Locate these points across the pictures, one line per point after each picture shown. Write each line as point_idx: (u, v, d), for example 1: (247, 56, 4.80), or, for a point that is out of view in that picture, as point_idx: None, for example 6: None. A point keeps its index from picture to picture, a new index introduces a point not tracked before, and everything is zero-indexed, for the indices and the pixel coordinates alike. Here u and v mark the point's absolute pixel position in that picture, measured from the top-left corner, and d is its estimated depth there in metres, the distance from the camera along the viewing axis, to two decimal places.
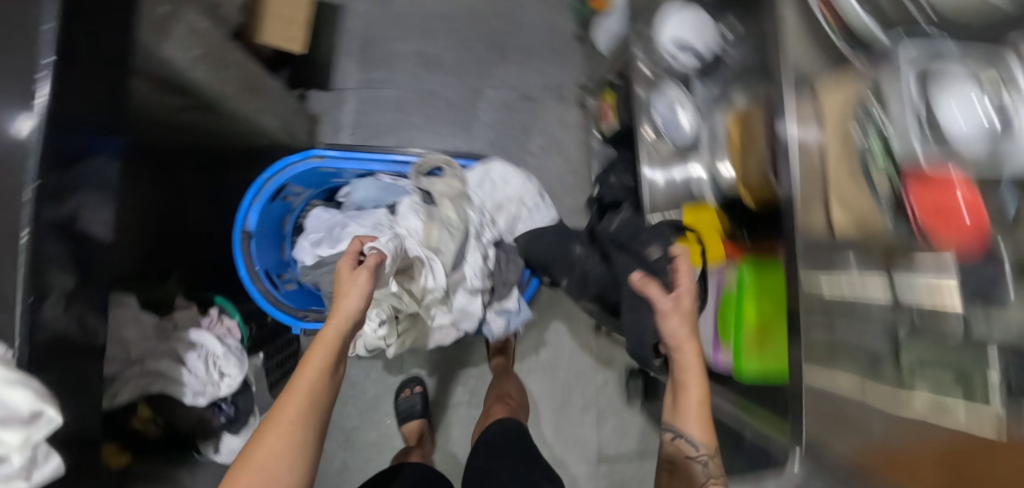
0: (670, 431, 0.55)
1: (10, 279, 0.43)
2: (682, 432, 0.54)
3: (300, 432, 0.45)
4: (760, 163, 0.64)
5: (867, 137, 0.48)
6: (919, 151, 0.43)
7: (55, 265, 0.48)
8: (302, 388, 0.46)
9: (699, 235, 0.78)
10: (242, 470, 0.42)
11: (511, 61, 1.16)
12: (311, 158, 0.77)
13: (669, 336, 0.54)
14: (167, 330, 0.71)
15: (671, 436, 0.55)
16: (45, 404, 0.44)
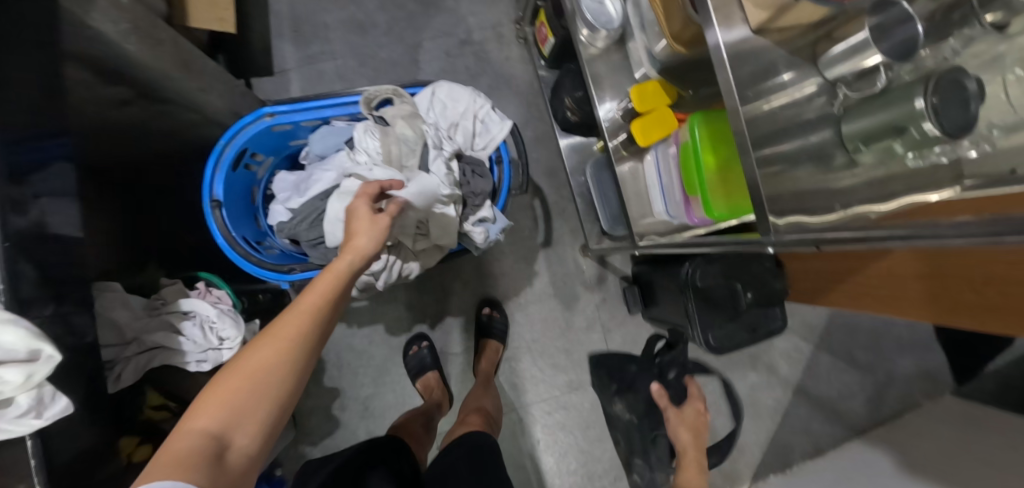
0: None
1: None
2: None
3: (304, 345, 0.45)
4: (676, 11, 0.65)
5: None
6: None
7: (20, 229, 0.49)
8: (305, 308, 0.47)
9: (652, 109, 0.81)
10: (231, 376, 0.40)
11: (443, 10, 1.17)
12: (262, 116, 0.77)
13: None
14: (157, 307, 0.72)
15: None
16: (42, 343, 0.45)
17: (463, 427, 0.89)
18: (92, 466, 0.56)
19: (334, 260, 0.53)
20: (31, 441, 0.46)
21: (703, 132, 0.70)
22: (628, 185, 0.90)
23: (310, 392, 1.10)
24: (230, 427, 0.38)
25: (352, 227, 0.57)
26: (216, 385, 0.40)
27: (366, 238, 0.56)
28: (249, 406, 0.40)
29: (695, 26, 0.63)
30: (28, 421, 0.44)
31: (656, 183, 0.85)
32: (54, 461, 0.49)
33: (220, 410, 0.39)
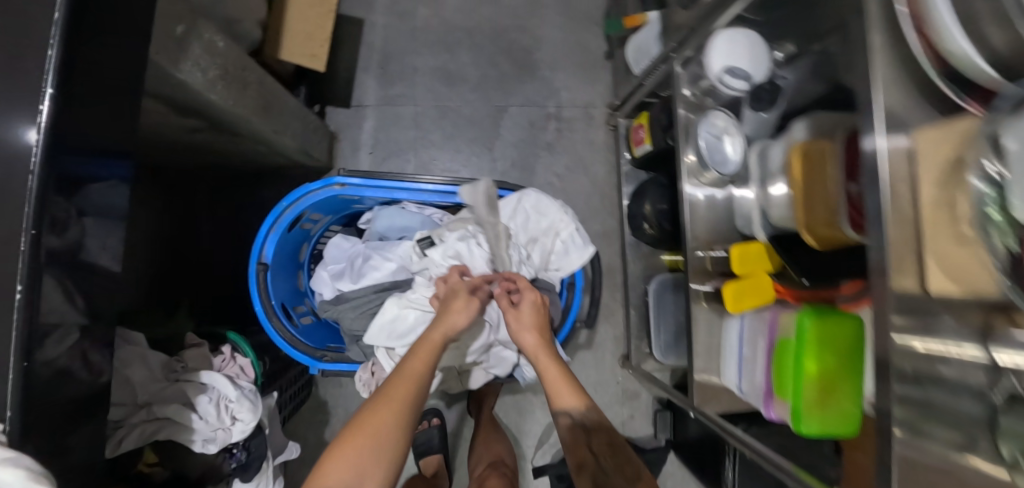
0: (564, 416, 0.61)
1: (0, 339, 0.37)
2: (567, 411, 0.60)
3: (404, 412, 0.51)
4: (825, 207, 0.56)
5: (982, 185, 0.40)
6: None
7: (53, 338, 0.40)
8: (407, 378, 0.54)
9: (749, 274, 0.73)
10: (355, 436, 0.48)
11: (537, 78, 1.11)
12: (332, 185, 0.71)
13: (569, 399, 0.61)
14: (176, 369, 0.67)
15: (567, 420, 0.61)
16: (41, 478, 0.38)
17: None
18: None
19: (428, 332, 0.60)
20: None
21: (810, 329, 0.61)
22: (700, 336, 0.80)
23: (308, 443, 1.04)
24: (356, 482, 0.45)
25: (446, 303, 0.63)
26: (343, 442, 0.48)
27: (460, 315, 0.61)
28: (371, 463, 0.47)
29: (840, 232, 0.55)
30: None
31: (733, 351, 0.76)
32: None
33: (349, 467, 0.46)
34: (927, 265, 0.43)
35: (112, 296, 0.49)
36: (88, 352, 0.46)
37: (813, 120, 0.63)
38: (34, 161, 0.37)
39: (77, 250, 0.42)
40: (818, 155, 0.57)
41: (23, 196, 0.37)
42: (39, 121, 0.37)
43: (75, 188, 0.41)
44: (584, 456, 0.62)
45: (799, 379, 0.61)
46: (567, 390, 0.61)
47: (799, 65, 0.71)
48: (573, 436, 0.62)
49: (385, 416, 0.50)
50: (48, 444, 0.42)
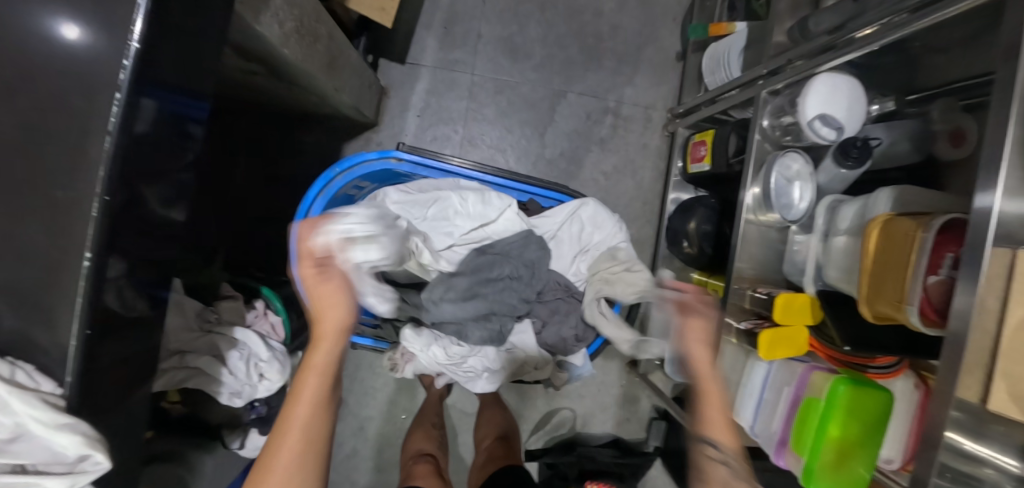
0: (708, 445, 0.52)
1: (68, 305, 0.36)
2: (714, 443, 0.52)
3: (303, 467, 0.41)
4: (892, 287, 0.55)
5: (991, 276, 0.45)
6: None
7: (118, 302, 0.39)
8: (315, 375, 0.43)
9: (790, 325, 0.72)
10: None
11: (603, 68, 1.05)
12: (389, 159, 0.69)
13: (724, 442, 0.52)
14: (209, 320, 0.67)
15: (710, 451, 0.52)
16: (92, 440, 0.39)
17: (492, 463, 0.89)
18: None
19: (307, 352, 0.44)
20: None
21: (844, 395, 0.61)
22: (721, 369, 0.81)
23: None
24: None
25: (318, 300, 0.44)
26: None
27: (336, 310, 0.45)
28: None
29: (904, 316, 0.54)
30: None
31: (754, 392, 0.77)
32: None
33: None
34: (994, 384, 0.43)
35: (171, 257, 0.48)
36: (153, 312, 0.45)
37: (899, 193, 0.60)
38: (112, 125, 0.34)
39: (151, 218, 0.40)
40: (902, 233, 0.55)
41: (97, 159, 0.34)
42: (119, 81, 0.34)
43: (150, 150, 0.38)
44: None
45: (819, 440, 0.63)
46: (723, 426, 0.53)
47: (897, 127, 0.69)
48: (712, 472, 0.50)
49: (297, 440, 0.41)
50: (105, 404, 0.42)
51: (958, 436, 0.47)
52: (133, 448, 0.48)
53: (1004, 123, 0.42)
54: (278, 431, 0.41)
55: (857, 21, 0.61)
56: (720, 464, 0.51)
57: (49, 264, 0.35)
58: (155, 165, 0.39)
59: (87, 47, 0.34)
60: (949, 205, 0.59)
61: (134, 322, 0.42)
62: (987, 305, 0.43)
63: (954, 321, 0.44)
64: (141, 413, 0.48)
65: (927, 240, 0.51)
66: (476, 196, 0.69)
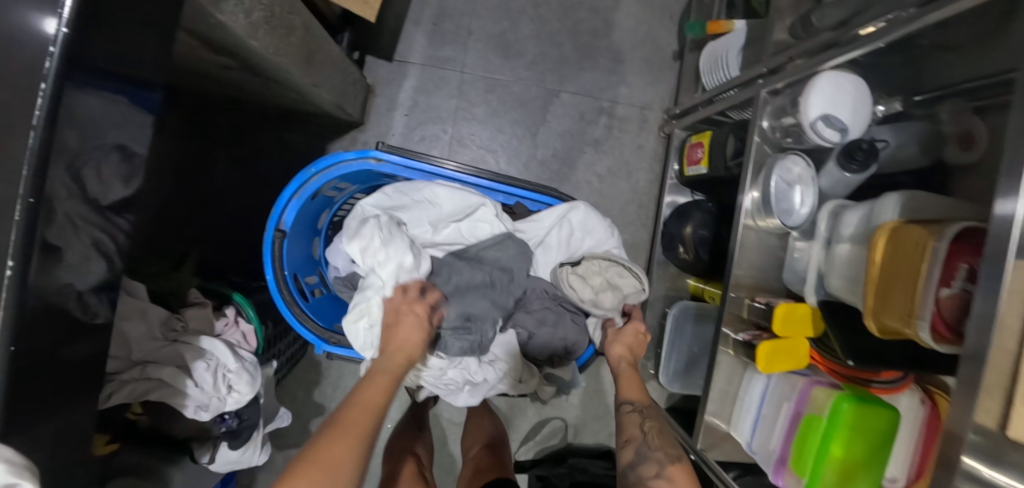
0: (629, 405, 0.56)
1: None
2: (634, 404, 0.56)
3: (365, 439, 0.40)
4: (899, 300, 0.52)
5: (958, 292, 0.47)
6: None
7: (52, 314, 0.36)
8: (386, 377, 0.48)
9: (789, 337, 0.69)
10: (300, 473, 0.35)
11: (598, 67, 1.01)
12: (367, 160, 0.65)
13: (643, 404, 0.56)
14: (175, 328, 0.63)
15: (629, 408, 0.56)
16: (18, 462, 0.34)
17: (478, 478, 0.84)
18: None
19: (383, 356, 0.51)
20: None
21: (847, 412, 0.58)
22: (718, 382, 0.78)
23: (296, 401, 1.02)
24: None
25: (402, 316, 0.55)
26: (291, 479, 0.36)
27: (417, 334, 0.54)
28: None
29: (912, 332, 0.51)
30: None
31: (751, 406, 0.73)
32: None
33: None
34: (1014, 408, 0.39)
35: (120, 263, 0.44)
36: (100, 322, 0.42)
37: (907, 198, 0.56)
38: (37, 117, 0.29)
39: (87, 220, 0.37)
40: (911, 242, 0.51)
41: (15, 158, 0.29)
42: (45, 67, 0.29)
43: (79, 144, 0.33)
44: (634, 433, 0.53)
45: (821, 460, 0.59)
46: (632, 385, 0.59)
47: (905, 129, 0.66)
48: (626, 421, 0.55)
49: (364, 421, 0.42)
50: (41, 425, 0.38)
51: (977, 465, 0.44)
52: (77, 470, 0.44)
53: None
54: (344, 410, 0.43)
55: (867, 15, 0.58)
56: (634, 412, 0.55)
57: None
58: (88, 163, 0.35)
59: (31, 37, 0.28)
60: (962, 212, 0.55)
61: (74, 332, 0.39)
62: (1006, 322, 0.40)
63: (973, 343, 0.40)
64: (85, 432, 0.44)
65: (939, 249, 0.48)
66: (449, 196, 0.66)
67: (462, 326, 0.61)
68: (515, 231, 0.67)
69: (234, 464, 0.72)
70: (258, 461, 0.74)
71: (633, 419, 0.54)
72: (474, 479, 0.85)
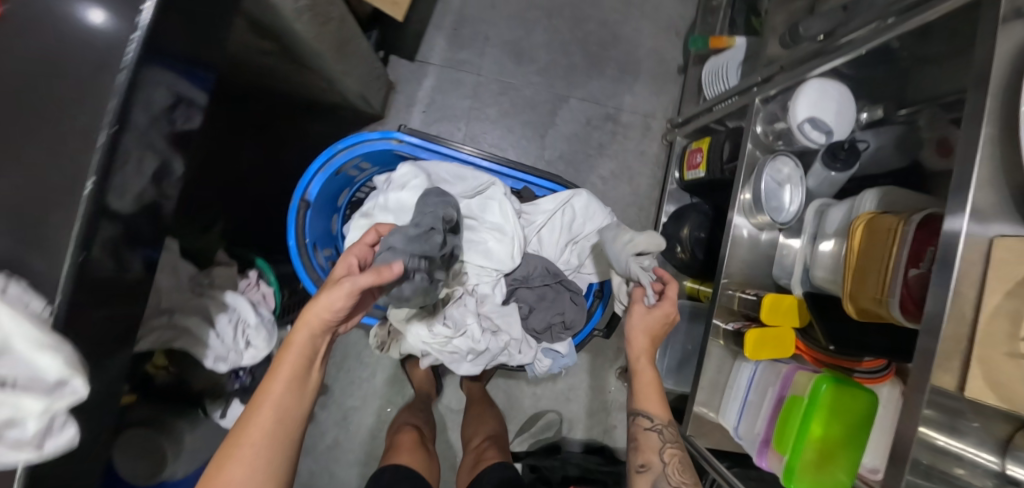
0: (648, 422, 0.67)
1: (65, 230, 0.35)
2: (654, 423, 0.67)
3: (272, 437, 0.48)
4: (873, 282, 0.56)
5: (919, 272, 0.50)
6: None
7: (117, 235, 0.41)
8: (290, 357, 0.49)
9: (777, 326, 0.72)
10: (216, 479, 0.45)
11: (605, 76, 1.08)
12: (390, 140, 0.71)
13: (661, 421, 0.67)
14: (201, 283, 0.67)
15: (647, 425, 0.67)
16: (68, 413, 0.41)
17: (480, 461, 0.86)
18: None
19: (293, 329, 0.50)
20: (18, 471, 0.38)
21: (826, 394, 0.61)
22: (708, 372, 0.81)
23: None
24: None
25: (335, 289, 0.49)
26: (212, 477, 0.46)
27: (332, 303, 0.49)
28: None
29: (885, 310, 0.55)
30: (24, 453, 0.36)
31: (739, 394, 0.77)
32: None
33: None
34: (970, 370, 0.42)
35: (167, 205, 0.50)
36: (149, 256, 0.47)
37: (883, 193, 0.61)
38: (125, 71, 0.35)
39: (150, 157, 0.42)
40: (885, 228, 0.55)
41: (108, 92, 0.35)
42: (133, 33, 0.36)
43: (155, 87, 0.39)
44: (653, 458, 0.65)
45: (800, 440, 0.62)
46: (654, 400, 0.68)
47: (884, 132, 0.71)
48: (646, 440, 0.66)
49: (270, 416, 0.48)
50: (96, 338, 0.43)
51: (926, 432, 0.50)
52: (108, 407, 0.48)
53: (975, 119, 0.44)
54: (254, 404, 0.48)
55: (844, 29, 0.64)
56: (654, 432, 0.66)
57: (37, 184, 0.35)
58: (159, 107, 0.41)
59: (122, 7, 0.36)
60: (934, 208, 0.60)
61: (133, 259, 0.44)
62: (963, 293, 0.44)
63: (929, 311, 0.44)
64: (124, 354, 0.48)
65: (908, 232, 0.52)
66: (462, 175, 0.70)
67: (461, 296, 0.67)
68: (521, 211, 0.72)
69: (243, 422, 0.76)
70: None
71: (651, 438, 0.66)
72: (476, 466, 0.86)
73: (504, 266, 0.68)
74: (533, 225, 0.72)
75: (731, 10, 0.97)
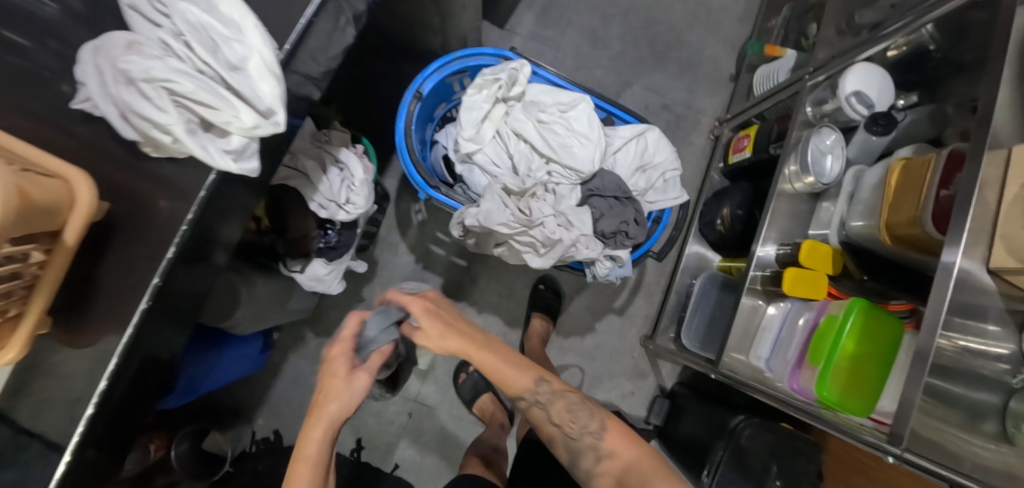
0: (523, 402, 0.73)
1: None
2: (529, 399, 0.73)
3: None
4: (909, 206, 0.65)
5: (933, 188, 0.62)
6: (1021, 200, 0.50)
7: None
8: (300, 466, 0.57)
9: (813, 269, 0.80)
10: None
11: (665, 72, 1.23)
12: (500, 57, 0.84)
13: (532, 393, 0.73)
14: (320, 140, 0.76)
15: (525, 404, 0.73)
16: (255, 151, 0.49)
17: None
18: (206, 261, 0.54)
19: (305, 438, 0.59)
20: (212, 178, 0.48)
21: (858, 317, 0.69)
22: (742, 316, 0.88)
23: (347, 292, 1.13)
24: None
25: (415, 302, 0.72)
26: None
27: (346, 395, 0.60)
28: None
29: (919, 230, 0.63)
30: (224, 158, 0.45)
31: (772, 332, 0.83)
32: (210, 214, 0.50)
33: None
34: (996, 246, 0.52)
35: (328, 36, 0.60)
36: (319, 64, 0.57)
37: (917, 149, 0.72)
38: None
39: None
40: (920, 164, 0.66)
41: None
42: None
43: None
44: (550, 430, 0.73)
45: (833, 353, 0.69)
46: (514, 377, 0.72)
47: (918, 111, 0.83)
48: (536, 415, 0.73)
49: None
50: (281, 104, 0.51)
51: (955, 332, 0.58)
52: (260, 185, 0.57)
53: (994, 61, 0.55)
54: None
55: (888, 23, 0.78)
56: (535, 405, 0.73)
57: None
58: None
59: None
60: None
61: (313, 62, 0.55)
62: (989, 189, 0.53)
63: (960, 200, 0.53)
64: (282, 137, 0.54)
65: (939, 161, 0.62)
66: (549, 97, 0.82)
67: (530, 194, 0.77)
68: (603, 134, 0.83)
69: (315, 284, 0.82)
70: (335, 290, 0.83)
71: (537, 410, 0.73)
72: None
73: (584, 169, 0.78)
74: (612, 146, 0.82)
75: (785, 28, 1.14)
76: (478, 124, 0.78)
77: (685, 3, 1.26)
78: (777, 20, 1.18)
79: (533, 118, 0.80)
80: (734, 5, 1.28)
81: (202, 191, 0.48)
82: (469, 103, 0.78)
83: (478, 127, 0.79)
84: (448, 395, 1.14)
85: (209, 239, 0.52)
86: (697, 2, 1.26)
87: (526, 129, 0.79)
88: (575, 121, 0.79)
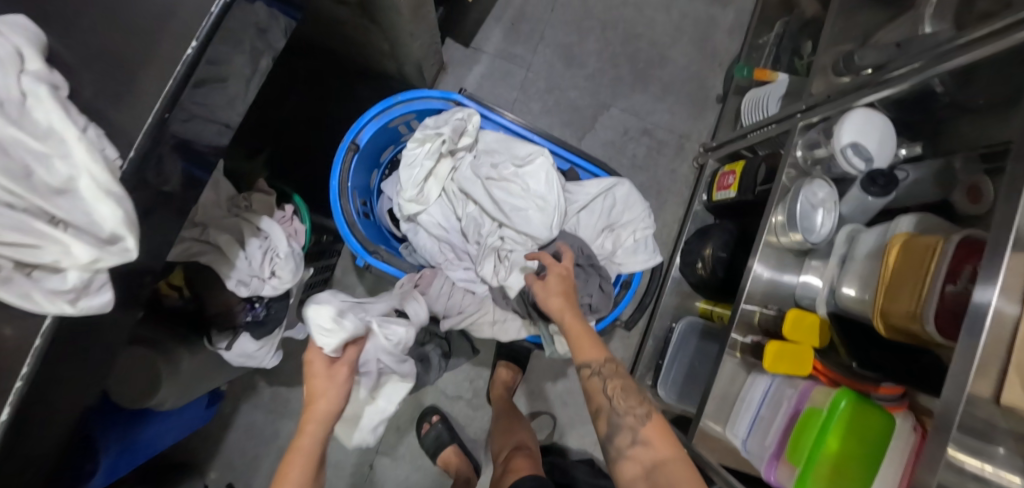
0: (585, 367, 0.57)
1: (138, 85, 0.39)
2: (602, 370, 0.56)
3: None
4: (908, 298, 0.56)
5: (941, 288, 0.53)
6: (1007, 338, 0.44)
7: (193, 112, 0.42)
8: (295, 459, 0.49)
9: (797, 343, 0.72)
10: None
11: (647, 93, 1.12)
12: (449, 101, 0.74)
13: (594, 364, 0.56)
14: (238, 206, 0.68)
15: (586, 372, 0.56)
16: (109, 278, 0.37)
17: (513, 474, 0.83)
18: (62, 418, 0.38)
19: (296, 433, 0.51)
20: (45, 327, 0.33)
21: (845, 410, 0.61)
22: (720, 383, 0.80)
23: (299, 339, 1.05)
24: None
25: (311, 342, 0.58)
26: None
27: (327, 399, 0.53)
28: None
29: (919, 327, 0.55)
30: (58, 303, 0.32)
31: (750, 407, 0.76)
32: (50, 376, 0.34)
33: None
34: (1007, 375, 0.43)
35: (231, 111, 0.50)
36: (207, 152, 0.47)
37: (921, 218, 0.63)
38: (190, 52, 0.39)
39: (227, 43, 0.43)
40: (923, 246, 0.57)
41: None
42: (210, 12, 0.40)
43: None
44: (600, 401, 0.55)
45: (815, 450, 0.62)
46: (586, 343, 0.58)
47: (923, 167, 0.74)
48: (593, 387, 0.56)
49: None
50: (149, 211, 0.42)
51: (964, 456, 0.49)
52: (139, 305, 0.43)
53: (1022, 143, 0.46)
54: None
55: (894, 64, 0.68)
56: (595, 377, 0.56)
57: (113, 40, 0.38)
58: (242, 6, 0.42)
59: None
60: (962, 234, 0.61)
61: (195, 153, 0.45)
62: (1005, 303, 0.44)
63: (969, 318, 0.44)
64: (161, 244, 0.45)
65: (947, 250, 0.53)
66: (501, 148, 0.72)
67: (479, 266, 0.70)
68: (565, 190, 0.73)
69: (245, 358, 0.74)
70: (268, 365, 0.75)
71: (631, 465, 0.50)
72: (506, 476, 0.84)
73: (540, 238, 0.68)
74: (574, 204, 0.73)
75: (776, 47, 1.02)
76: (419, 184, 0.69)
77: (668, 16, 1.14)
78: (768, 37, 1.06)
79: (482, 174, 0.70)
80: (722, 17, 1.16)
81: (35, 342, 0.33)
82: (407, 160, 0.69)
83: (420, 188, 0.70)
84: (411, 445, 1.08)
85: (59, 396, 0.36)
86: (681, 14, 1.14)
87: (474, 189, 0.69)
88: (530, 177, 0.70)
